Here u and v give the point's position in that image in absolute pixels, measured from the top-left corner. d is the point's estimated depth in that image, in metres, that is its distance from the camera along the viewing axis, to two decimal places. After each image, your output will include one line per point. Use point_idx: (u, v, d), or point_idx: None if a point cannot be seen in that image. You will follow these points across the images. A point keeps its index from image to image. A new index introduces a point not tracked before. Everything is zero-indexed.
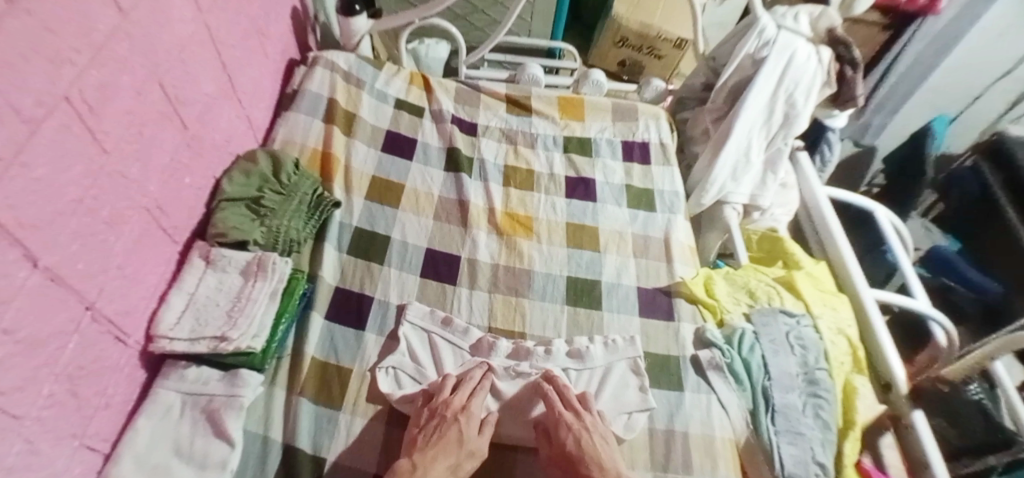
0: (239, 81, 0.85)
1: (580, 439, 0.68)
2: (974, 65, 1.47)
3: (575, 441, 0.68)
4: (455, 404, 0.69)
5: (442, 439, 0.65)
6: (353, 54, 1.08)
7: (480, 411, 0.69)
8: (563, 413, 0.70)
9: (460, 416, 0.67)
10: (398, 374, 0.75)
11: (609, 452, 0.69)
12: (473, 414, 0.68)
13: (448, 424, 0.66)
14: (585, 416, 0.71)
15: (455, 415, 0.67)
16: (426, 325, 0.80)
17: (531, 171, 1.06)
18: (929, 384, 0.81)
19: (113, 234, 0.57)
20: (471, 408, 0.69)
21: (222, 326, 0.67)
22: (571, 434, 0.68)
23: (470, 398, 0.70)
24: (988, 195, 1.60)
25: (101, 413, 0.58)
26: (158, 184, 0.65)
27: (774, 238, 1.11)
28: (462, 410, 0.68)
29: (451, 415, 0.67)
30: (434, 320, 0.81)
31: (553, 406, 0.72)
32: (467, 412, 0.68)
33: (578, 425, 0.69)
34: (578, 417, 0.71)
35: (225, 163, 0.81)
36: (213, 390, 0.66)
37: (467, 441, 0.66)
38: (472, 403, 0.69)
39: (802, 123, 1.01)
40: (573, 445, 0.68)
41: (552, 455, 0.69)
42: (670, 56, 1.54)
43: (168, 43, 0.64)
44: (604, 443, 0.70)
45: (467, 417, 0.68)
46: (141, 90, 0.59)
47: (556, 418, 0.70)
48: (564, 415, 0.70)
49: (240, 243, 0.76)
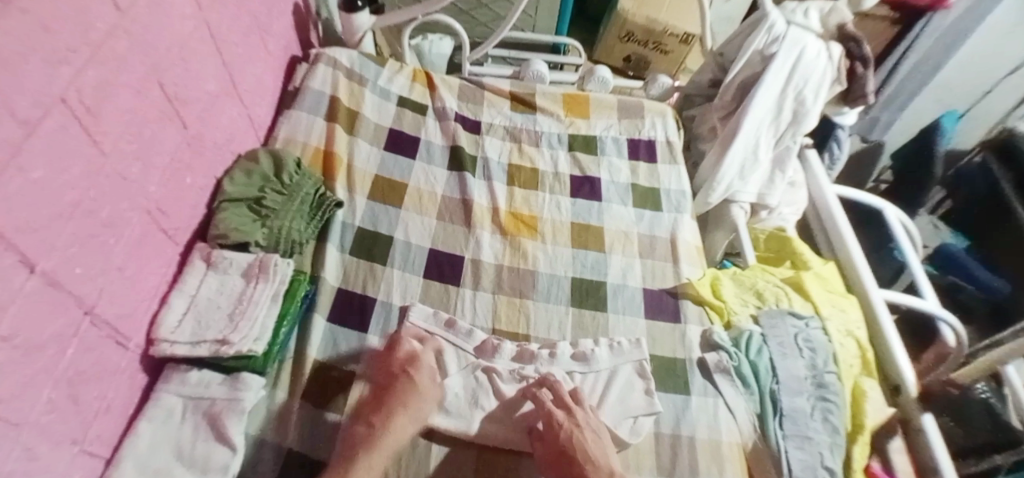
0: (240, 79, 0.84)
1: (575, 437, 0.68)
2: (984, 61, 1.44)
3: (568, 436, 0.68)
4: (401, 356, 0.73)
5: (395, 390, 0.69)
6: (356, 50, 1.07)
7: (430, 363, 0.73)
8: (556, 411, 0.70)
9: (407, 367, 0.71)
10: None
11: (596, 446, 0.68)
12: (422, 366, 0.72)
13: (399, 378, 0.70)
14: (576, 413, 0.71)
15: (402, 367, 0.71)
16: (429, 327, 0.79)
17: (535, 169, 1.04)
18: (939, 387, 0.80)
19: (112, 237, 0.56)
20: (417, 358, 0.73)
21: (223, 329, 0.66)
22: (563, 430, 0.68)
23: (417, 349, 0.74)
24: (997, 194, 1.58)
25: (101, 417, 0.57)
26: (158, 185, 0.64)
27: (783, 237, 1.10)
28: (410, 360, 0.72)
29: (399, 368, 0.71)
30: (437, 322, 0.80)
31: (544, 403, 0.72)
32: (415, 363, 0.72)
33: (569, 423, 0.69)
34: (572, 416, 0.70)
35: (226, 163, 0.80)
36: (214, 394, 0.65)
37: (421, 386, 0.70)
38: (418, 354, 0.73)
39: (811, 121, 0.99)
40: (568, 440, 0.68)
41: (546, 455, 0.69)
42: (677, 51, 1.52)
43: (167, 42, 0.63)
44: (597, 442, 0.69)
45: (415, 367, 0.72)
46: (139, 90, 0.58)
47: (549, 418, 0.70)
48: (555, 412, 0.70)
49: (241, 244, 0.75)
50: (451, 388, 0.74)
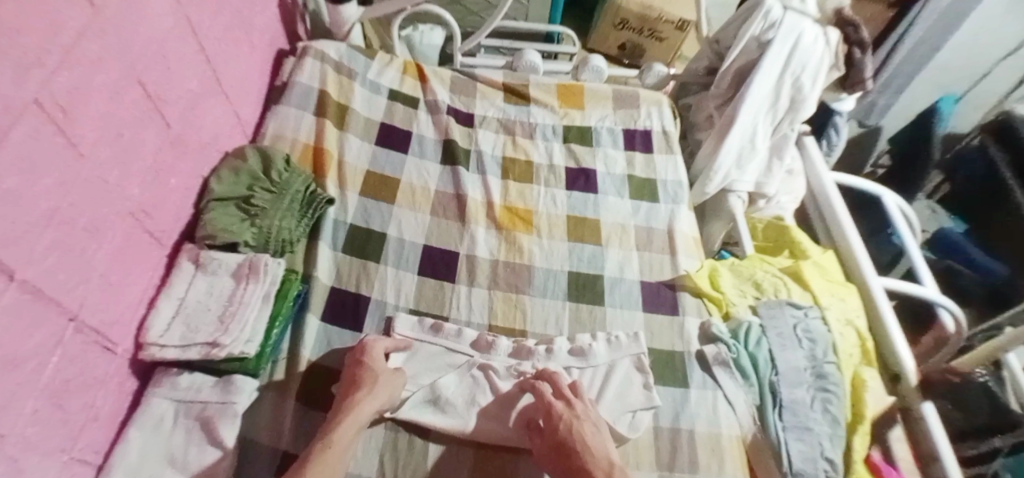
0: (225, 75, 0.82)
1: (572, 426, 0.67)
2: (983, 42, 1.42)
3: (567, 426, 0.67)
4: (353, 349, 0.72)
5: (351, 379, 0.67)
6: (344, 43, 1.05)
7: (383, 349, 0.72)
8: (554, 402, 0.70)
9: (357, 353, 0.70)
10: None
11: (591, 432, 0.67)
12: (372, 350, 0.71)
13: (354, 367, 0.69)
14: (575, 404, 0.70)
15: (354, 357, 0.70)
16: (417, 335, 0.77)
17: (530, 162, 1.03)
18: (939, 375, 0.79)
19: (93, 242, 0.54)
20: (366, 344, 0.71)
21: (213, 332, 0.65)
22: (563, 420, 0.67)
23: (370, 339, 0.73)
24: (995, 176, 1.57)
25: (90, 426, 0.56)
26: (141, 187, 0.62)
27: (781, 226, 1.08)
28: (360, 348, 0.71)
29: (352, 359, 0.70)
30: (424, 329, 0.78)
31: (544, 395, 0.71)
32: (366, 350, 0.70)
33: (569, 414, 0.68)
34: (572, 408, 0.69)
35: (212, 161, 0.79)
36: (206, 397, 0.64)
37: (376, 371, 0.68)
38: (367, 342, 0.72)
39: (809, 109, 0.97)
40: (566, 431, 0.66)
41: (543, 446, 0.67)
42: (672, 38, 1.49)
43: (146, 39, 0.61)
44: (593, 423, 0.68)
45: (365, 351, 0.70)
46: (118, 89, 0.56)
47: (548, 412, 0.69)
48: (555, 404, 0.69)
49: (230, 245, 0.73)
50: (449, 390, 0.73)
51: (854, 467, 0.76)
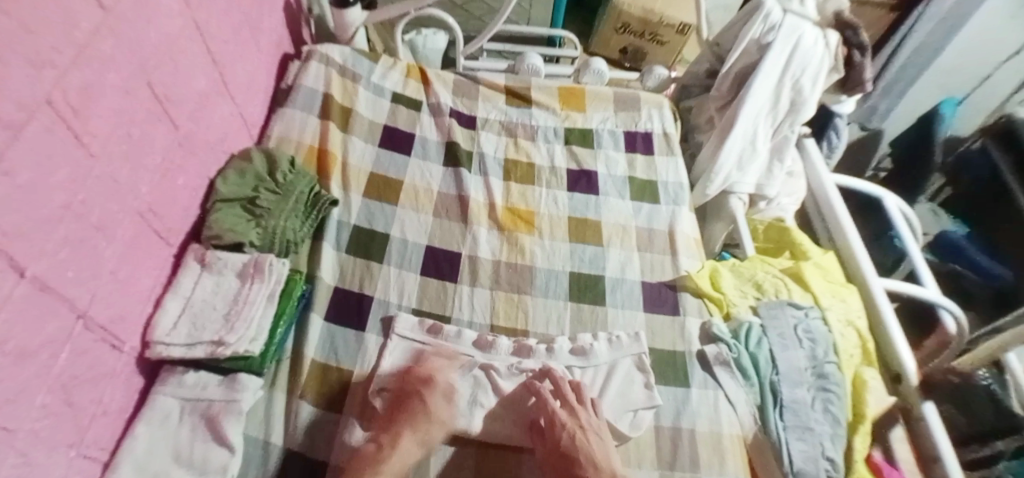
0: (232, 77, 0.83)
1: (573, 435, 0.68)
2: (983, 46, 1.43)
3: (570, 439, 0.67)
4: (418, 374, 0.72)
5: (408, 411, 0.68)
6: (349, 47, 1.06)
7: (446, 381, 0.73)
8: (557, 409, 0.70)
9: (422, 387, 0.71)
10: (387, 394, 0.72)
11: (590, 441, 0.68)
12: (439, 385, 0.72)
13: (413, 398, 0.69)
14: (579, 413, 0.70)
15: (418, 387, 0.71)
16: (416, 337, 0.78)
17: (531, 164, 1.04)
18: (941, 376, 0.79)
19: (103, 239, 0.55)
20: (433, 380, 0.72)
21: (219, 330, 0.66)
22: (567, 432, 0.68)
23: (437, 369, 0.74)
24: (996, 179, 1.58)
25: (98, 421, 0.57)
26: (149, 186, 0.63)
27: (783, 227, 1.09)
28: (426, 380, 0.72)
29: (415, 387, 0.71)
30: (423, 331, 0.78)
31: (546, 402, 0.71)
32: (433, 383, 0.72)
33: (572, 423, 0.69)
34: (574, 415, 0.70)
35: (219, 162, 0.80)
36: (212, 395, 0.64)
37: (433, 412, 0.69)
38: (438, 375, 0.73)
39: (809, 110, 0.98)
40: (570, 443, 0.67)
41: (546, 450, 0.69)
42: (673, 42, 1.51)
43: (155, 41, 0.62)
44: (598, 440, 0.69)
45: (430, 387, 0.71)
46: (127, 90, 0.57)
47: (551, 417, 0.70)
48: (558, 413, 0.69)
49: (236, 245, 0.74)
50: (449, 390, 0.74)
51: (854, 466, 0.77)
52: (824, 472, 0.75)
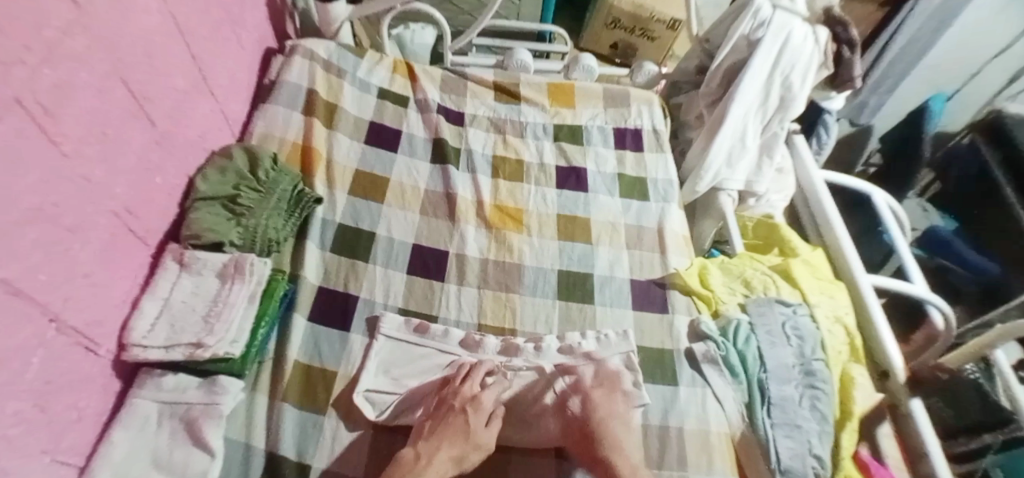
0: (212, 74, 0.81)
1: (603, 412, 0.72)
2: (971, 43, 1.43)
3: (604, 416, 0.72)
4: (464, 393, 0.71)
5: (448, 429, 0.68)
6: (333, 42, 1.04)
7: (490, 404, 0.72)
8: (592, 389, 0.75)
9: (467, 406, 0.69)
10: (372, 397, 0.70)
11: (616, 428, 0.72)
12: (482, 405, 0.70)
13: (454, 414, 0.68)
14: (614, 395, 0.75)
15: (463, 404, 0.69)
16: (402, 336, 0.77)
17: (520, 161, 1.03)
18: (928, 372, 0.80)
19: (77, 241, 0.54)
20: (478, 400, 0.71)
21: (198, 333, 0.64)
22: (603, 411, 0.72)
23: (479, 391, 0.72)
24: (985, 175, 1.59)
25: (73, 427, 0.55)
26: (125, 187, 0.61)
27: (772, 224, 1.09)
28: (471, 400, 0.70)
29: (460, 404, 0.69)
30: (409, 330, 0.77)
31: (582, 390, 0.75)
32: (476, 403, 0.70)
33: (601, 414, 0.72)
34: (607, 399, 0.74)
35: (199, 160, 0.78)
36: (191, 398, 0.63)
37: (473, 433, 0.68)
38: (481, 396, 0.71)
39: (799, 106, 0.98)
40: (601, 423, 0.71)
41: (569, 428, 0.72)
42: (663, 37, 1.50)
43: (130, 37, 0.60)
44: (617, 421, 0.72)
45: (475, 407, 0.70)
46: (101, 88, 0.56)
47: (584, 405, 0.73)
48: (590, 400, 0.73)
49: (215, 244, 0.73)
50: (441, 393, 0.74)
51: (842, 463, 0.77)
52: (811, 470, 0.75)
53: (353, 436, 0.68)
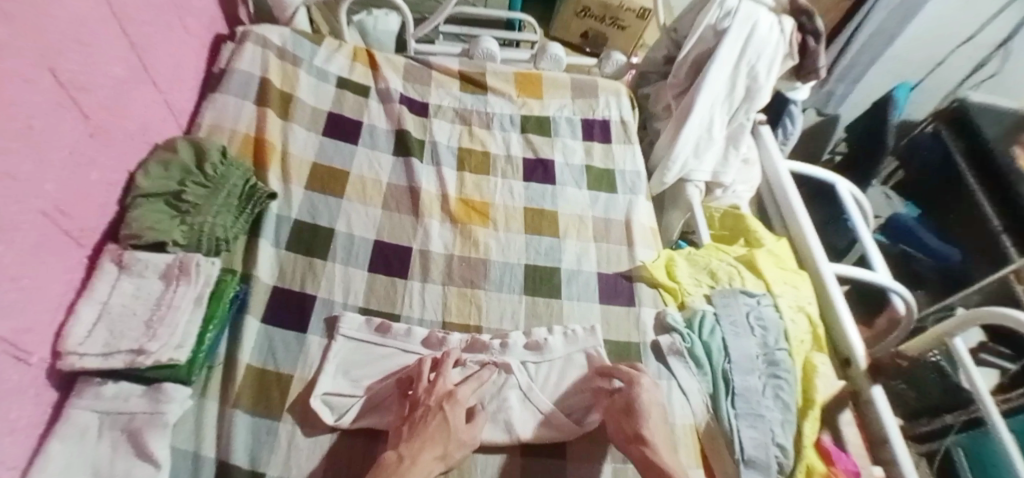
0: (154, 61, 0.76)
1: (646, 393, 0.71)
2: (932, 33, 1.46)
3: (647, 399, 0.70)
4: (438, 391, 0.67)
5: (428, 427, 0.63)
6: (288, 28, 1.00)
7: (467, 399, 0.68)
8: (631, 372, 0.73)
9: (445, 403, 0.65)
10: (330, 399, 0.68)
11: (656, 410, 0.70)
12: (459, 400, 0.66)
13: (432, 414, 0.64)
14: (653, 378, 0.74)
15: (440, 402, 0.66)
16: (363, 336, 0.74)
17: (486, 153, 1.00)
18: (888, 360, 0.82)
19: (2, 245, 0.49)
20: (454, 396, 0.67)
21: (139, 338, 0.61)
22: (646, 393, 0.70)
23: (454, 386, 0.69)
24: (947, 164, 1.64)
25: (4, 441, 0.51)
26: (55, 184, 0.57)
27: (738, 214, 1.09)
28: (447, 396, 0.67)
29: (435, 403, 0.66)
30: (370, 330, 0.75)
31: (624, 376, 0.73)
32: (452, 400, 0.66)
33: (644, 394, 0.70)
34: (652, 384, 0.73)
35: (140, 154, 0.74)
36: (134, 407, 0.60)
37: (455, 431, 0.64)
38: (455, 391, 0.67)
39: (764, 98, 0.98)
40: (645, 404, 0.69)
41: (611, 408, 0.71)
42: (633, 27, 1.48)
43: (58, 22, 0.56)
44: (658, 406, 0.71)
45: (451, 404, 0.66)
46: (25, 78, 0.51)
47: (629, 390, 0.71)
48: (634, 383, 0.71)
49: (158, 244, 0.69)
50: None
51: (803, 453, 0.76)
52: (774, 459, 0.75)
53: (308, 440, 0.65)
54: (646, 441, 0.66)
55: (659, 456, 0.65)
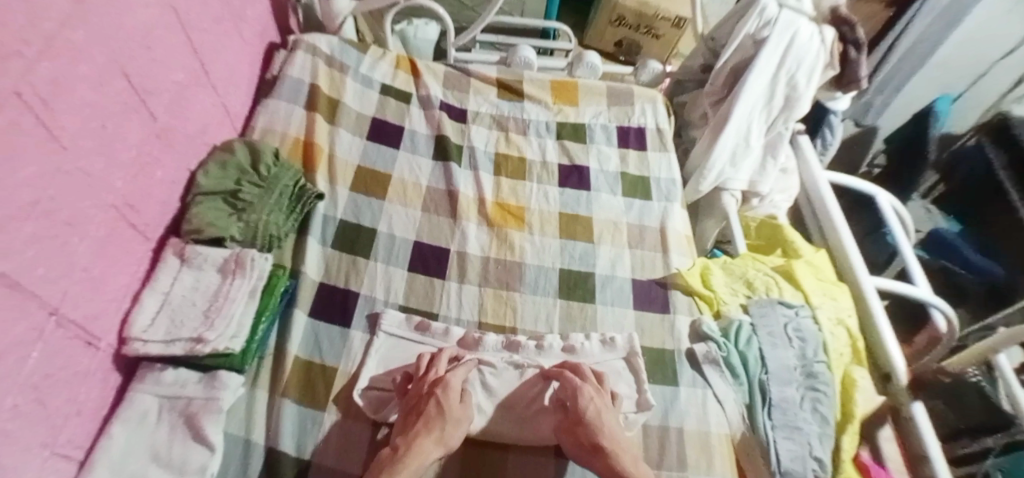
0: (213, 67, 0.81)
1: (593, 403, 0.69)
2: (977, 44, 1.42)
3: (594, 409, 0.68)
4: (430, 379, 0.69)
5: (423, 414, 0.64)
6: (336, 36, 1.04)
7: (459, 383, 0.69)
8: (584, 386, 0.71)
9: (436, 388, 0.67)
10: (370, 394, 0.70)
11: (611, 419, 0.68)
12: (451, 383, 0.68)
13: (426, 399, 0.66)
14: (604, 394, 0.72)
15: (431, 390, 0.67)
16: (403, 333, 0.77)
17: (523, 158, 1.02)
18: (929, 376, 0.77)
19: (75, 235, 0.53)
20: (444, 380, 0.68)
21: (199, 327, 0.64)
22: (591, 403, 0.68)
23: (446, 373, 0.70)
24: (991, 176, 1.58)
25: (72, 420, 0.55)
26: (125, 181, 0.61)
27: (775, 225, 1.08)
28: (438, 382, 0.68)
29: (428, 390, 0.68)
30: (410, 327, 0.77)
31: (572, 380, 0.72)
32: (444, 385, 0.67)
33: (596, 398, 0.69)
34: (597, 392, 0.71)
35: (200, 154, 0.78)
36: (191, 393, 0.63)
37: (449, 411, 0.65)
38: (447, 376, 0.69)
39: (804, 107, 0.97)
40: (593, 414, 0.67)
41: (566, 425, 0.68)
42: (668, 35, 1.49)
43: (130, 30, 0.60)
44: (609, 411, 0.69)
45: (443, 388, 0.67)
46: (100, 82, 0.55)
47: (575, 396, 0.70)
48: (583, 387, 0.70)
49: (216, 239, 0.73)
50: None
51: (842, 466, 0.75)
52: (811, 472, 0.74)
53: (350, 432, 0.67)
54: (606, 453, 0.64)
55: (621, 463, 0.63)
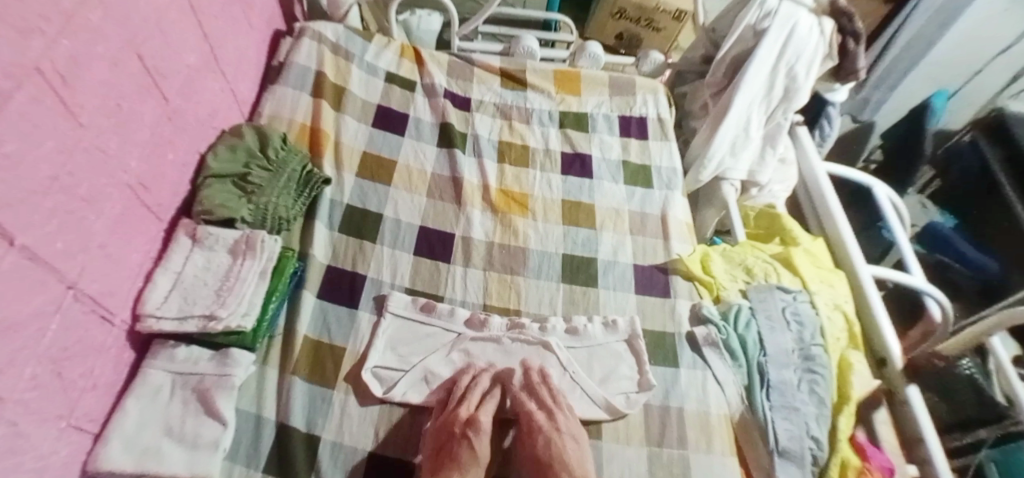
0: (221, 53, 0.81)
1: (558, 443, 0.68)
2: (973, 42, 1.43)
3: (545, 445, 0.68)
4: (460, 416, 0.67)
5: (456, 460, 0.64)
6: (341, 24, 1.05)
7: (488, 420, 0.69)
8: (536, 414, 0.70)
9: (468, 431, 0.66)
10: (379, 372, 0.72)
11: (572, 453, 0.68)
12: (483, 423, 0.68)
13: (458, 442, 0.65)
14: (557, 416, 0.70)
15: (463, 430, 0.66)
16: (410, 314, 0.78)
17: (525, 146, 1.04)
18: (924, 359, 0.80)
19: (92, 212, 0.54)
20: (477, 420, 0.67)
21: (211, 305, 0.66)
22: (542, 440, 0.68)
23: (476, 409, 0.69)
24: (986, 175, 1.60)
25: (87, 394, 0.56)
26: (139, 160, 0.62)
27: (773, 215, 1.10)
28: (469, 422, 0.67)
29: (459, 430, 0.66)
30: (417, 309, 0.79)
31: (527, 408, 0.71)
32: (476, 427, 0.67)
33: (549, 427, 0.69)
34: (552, 416, 0.70)
35: (208, 138, 0.79)
36: (203, 370, 0.65)
37: (481, 456, 0.66)
38: (478, 415, 0.68)
39: (803, 98, 0.99)
40: (545, 449, 0.68)
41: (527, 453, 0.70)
42: (669, 28, 1.50)
43: (144, 12, 0.61)
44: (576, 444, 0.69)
45: (475, 432, 0.67)
46: (116, 61, 0.56)
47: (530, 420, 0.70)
48: (536, 417, 0.70)
49: (227, 221, 0.74)
50: (441, 369, 0.75)
51: (838, 446, 0.77)
52: (808, 452, 0.76)
53: (361, 409, 0.69)
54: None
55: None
